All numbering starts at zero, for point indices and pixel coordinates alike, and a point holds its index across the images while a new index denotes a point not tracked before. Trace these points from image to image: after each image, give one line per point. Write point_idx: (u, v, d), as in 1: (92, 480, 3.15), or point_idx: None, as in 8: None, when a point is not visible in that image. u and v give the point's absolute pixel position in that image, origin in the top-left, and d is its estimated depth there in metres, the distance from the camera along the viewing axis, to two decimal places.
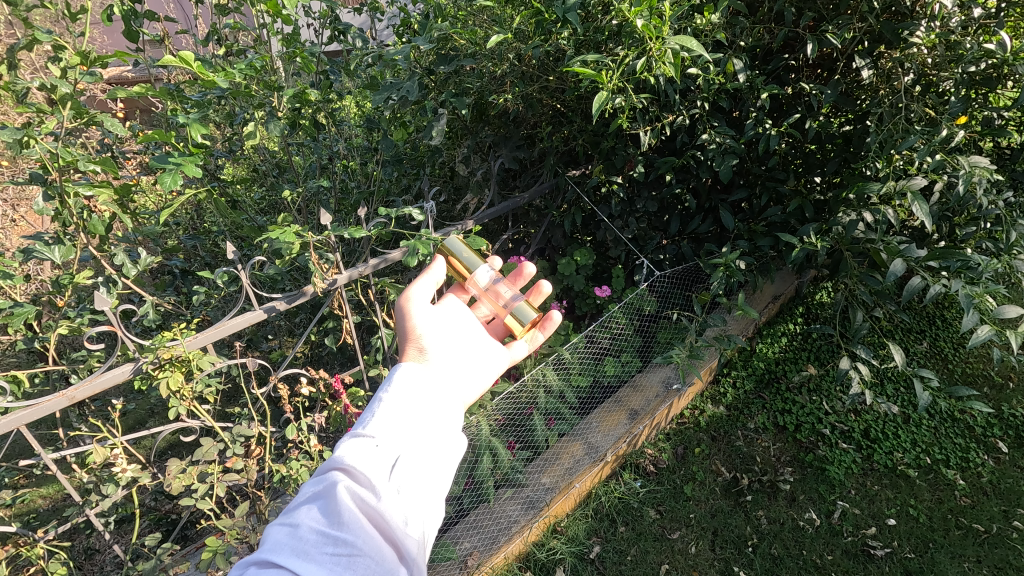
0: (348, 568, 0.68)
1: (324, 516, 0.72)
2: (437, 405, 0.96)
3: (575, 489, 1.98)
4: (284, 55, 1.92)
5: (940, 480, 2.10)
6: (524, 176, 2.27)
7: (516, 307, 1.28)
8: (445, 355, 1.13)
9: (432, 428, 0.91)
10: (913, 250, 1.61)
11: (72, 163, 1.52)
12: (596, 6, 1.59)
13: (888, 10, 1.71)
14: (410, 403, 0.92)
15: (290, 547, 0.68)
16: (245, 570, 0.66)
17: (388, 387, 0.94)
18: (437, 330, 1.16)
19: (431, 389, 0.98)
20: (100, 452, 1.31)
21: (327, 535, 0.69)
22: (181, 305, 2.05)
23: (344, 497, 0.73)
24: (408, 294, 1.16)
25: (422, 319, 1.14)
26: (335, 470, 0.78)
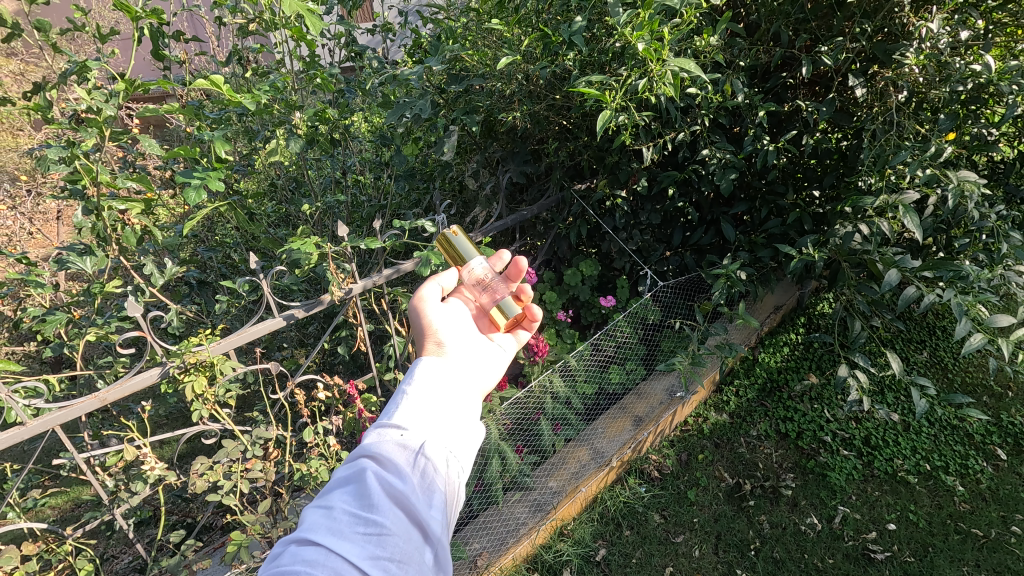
0: (379, 546, 0.73)
1: (355, 499, 0.77)
2: (456, 398, 1.00)
3: (581, 493, 2.04)
4: (303, 76, 2.02)
5: (940, 486, 2.14)
6: (532, 190, 2.35)
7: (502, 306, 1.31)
8: (460, 347, 1.20)
9: (452, 417, 0.97)
10: (907, 260, 1.67)
11: (107, 179, 1.67)
12: (601, 29, 1.68)
13: (880, 32, 1.80)
14: (432, 394, 0.97)
15: (325, 526, 0.73)
16: (285, 547, 0.71)
17: (411, 379, 0.99)
18: (451, 326, 1.23)
19: (451, 382, 1.03)
20: (130, 453, 1.37)
21: (358, 516, 0.75)
22: (201, 313, 2.13)
23: (374, 482, 0.79)
24: (422, 294, 1.25)
25: (436, 316, 1.22)
26: (364, 457, 0.84)
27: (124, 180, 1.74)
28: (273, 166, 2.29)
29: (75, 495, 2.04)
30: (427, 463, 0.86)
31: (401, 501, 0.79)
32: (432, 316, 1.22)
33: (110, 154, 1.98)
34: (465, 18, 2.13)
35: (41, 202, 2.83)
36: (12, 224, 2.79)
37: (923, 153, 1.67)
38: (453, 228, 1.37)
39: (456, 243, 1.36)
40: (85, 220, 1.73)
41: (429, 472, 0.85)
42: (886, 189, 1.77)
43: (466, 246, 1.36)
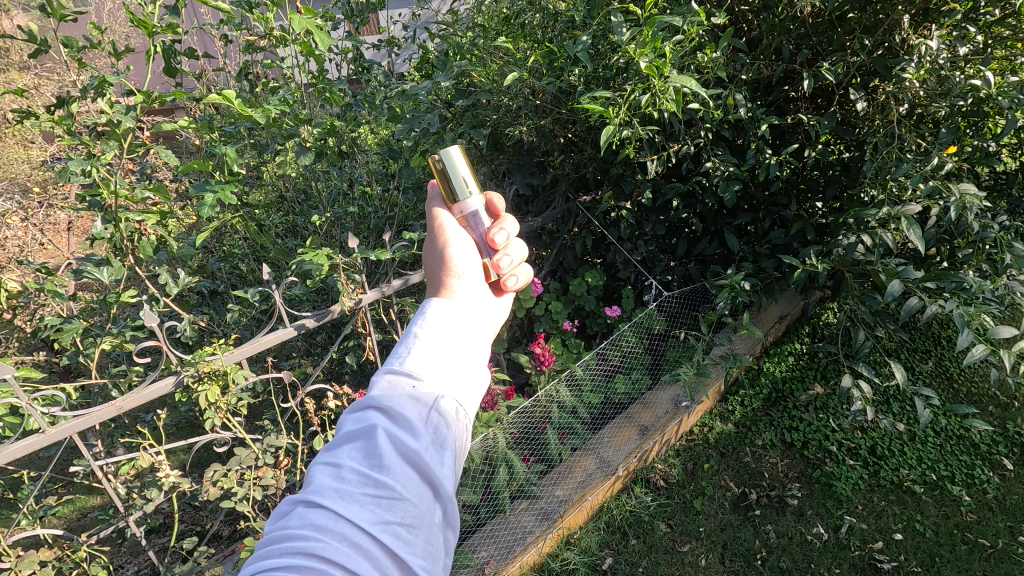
0: (389, 510, 0.68)
1: (364, 457, 0.71)
2: (472, 343, 0.91)
3: (587, 501, 2.05)
4: (314, 91, 2.07)
5: (946, 496, 2.14)
6: (537, 201, 2.39)
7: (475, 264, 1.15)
8: (477, 283, 1.10)
9: (467, 363, 0.88)
10: (909, 271, 1.68)
11: (126, 191, 1.72)
12: (606, 45, 1.72)
13: (881, 47, 1.84)
14: (446, 339, 0.88)
15: (333, 488, 0.68)
16: (293, 507, 0.67)
17: (422, 322, 0.90)
18: (471, 260, 1.13)
19: (466, 323, 0.94)
20: (147, 461, 1.41)
21: (368, 477, 0.69)
22: (211, 324, 2.17)
23: (383, 441, 0.72)
24: (440, 222, 1.17)
25: (455, 250, 1.13)
26: (374, 409, 0.77)
27: (140, 194, 1.79)
28: (282, 178, 2.33)
29: (88, 503, 2.07)
30: (440, 416, 0.78)
31: (413, 461, 0.73)
32: (451, 251, 1.12)
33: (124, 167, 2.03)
34: (471, 34, 2.18)
35: (53, 214, 2.88)
36: (24, 235, 2.84)
37: (924, 166, 1.70)
38: (453, 150, 1.18)
39: (450, 171, 1.19)
40: (103, 232, 1.78)
41: (443, 425, 0.78)
42: (888, 201, 1.80)
43: (460, 178, 1.19)
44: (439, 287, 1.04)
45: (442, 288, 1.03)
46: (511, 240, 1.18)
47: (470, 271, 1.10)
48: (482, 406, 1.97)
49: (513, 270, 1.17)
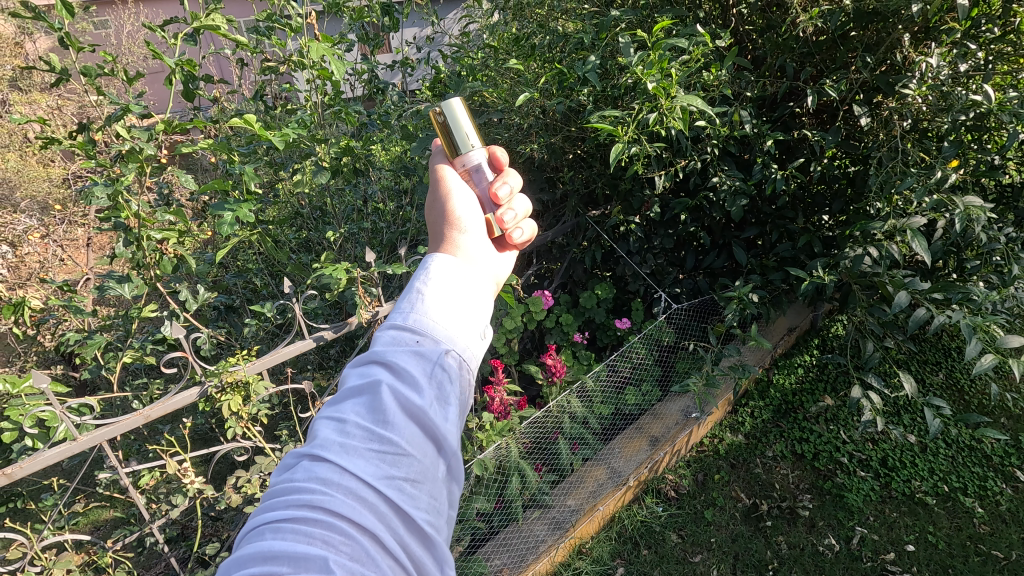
0: (393, 465, 0.68)
1: (368, 412, 0.71)
2: (476, 298, 0.89)
3: (599, 511, 2.07)
4: (330, 112, 2.14)
5: (959, 508, 2.13)
6: (547, 216, 2.44)
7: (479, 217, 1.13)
8: (482, 236, 1.06)
9: (472, 318, 0.86)
10: (916, 282, 1.71)
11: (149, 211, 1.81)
12: (614, 66, 1.78)
13: (883, 65, 1.88)
14: (450, 294, 0.85)
15: (338, 442, 0.68)
16: (299, 461, 0.68)
17: (425, 276, 0.87)
18: (476, 213, 1.10)
19: (471, 277, 0.90)
20: (174, 467, 1.47)
21: (372, 432, 0.69)
22: (229, 337, 2.22)
23: (388, 397, 0.72)
24: (444, 176, 1.15)
25: (458, 202, 1.09)
26: (377, 365, 0.76)
27: (162, 215, 1.86)
28: (298, 196, 2.39)
29: (109, 513, 2.13)
30: (445, 371, 0.77)
31: (417, 417, 0.72)
32: (454, 203, 1.08)
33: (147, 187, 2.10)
34: (482, 55, 2.25)
35: (74, 232, 2.97)
36: (45, 252, 2.93)
37: (928, 179, 1.73)
38: (449, 106, 1.21)
39: (451, 127, 1.22)
40: (127, 250, 1.84)
41: (448, 382, 0.76)
42: (893, 214, 1.82)
43: (461, 133, 1.22)
44: (443, 241, 1.00)
45: (444, 243, 0.99)
46: (514, 194, 1.14)
47: (475, 224, 1.07)
48: (494, 415, 1.97)
49: (519, 223, 1.12)
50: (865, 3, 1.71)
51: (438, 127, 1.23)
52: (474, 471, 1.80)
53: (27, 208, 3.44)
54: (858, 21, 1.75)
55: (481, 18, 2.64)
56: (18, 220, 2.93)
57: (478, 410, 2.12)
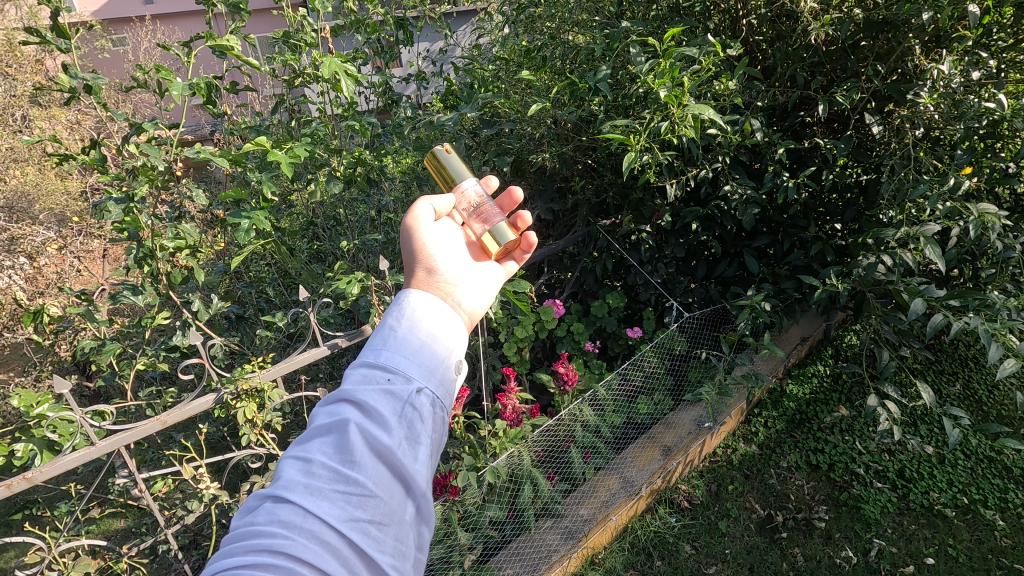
0: (359, 507, 0.69)
1: (335, 452, 0.73)
2: (449, 335, 0.92)
3: (612, 521, 2.06)
4: (343, 123, 2.17)
5: (979, 521, 2.10)
6: (559, 226, 2.46)
7: (494, 227, 1.30)
8: (454, 272, 1.10)
9: (446, 354, 0.89)
10: (932, 290, 1.69)
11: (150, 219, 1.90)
12: (625, 76, 1.80)
13: (894, 73, 1.88)
14: (422, 332, 0.88)
15: (303, 483, 0.70)
16: (262, 502, 0.69)
17: (398, 314, 0.90)
18: (445, 252, 1.12)
19: (446, 314, 0.94)
20: (192, 471, 1.49)
21: (339, 473, 0.71)
22: (242, 346, 2.24)
23: (356, 436, 0.74)
24: (415, 214, 1.14)
25: (428, 240, 1.11)
26: (346, 404, 0.77)
27: (177, 227, 1.89)
28: (312, 206, 2.42)
29: (122, 520, 2.14)
30: (415, 410, 0.79)
31: (385, 457, 0.74)
32: (424, 241, 1.10)
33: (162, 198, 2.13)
34: (494, 67, 2.27)
35: (90, 243, 3.02)
36: (62, 264, 2.98)
37: (941, 187, 1.72)
38: (444, 148, 1.43)
39: (451, 164, 1.43)
40: (144, 260, 1.87)
41: (418, 420, 0.78)
42: (907, 221, 1.82)
43: (460, 168, 1.42)
44: (417, 279, 1.02)
45: (417, 280, 1.01)
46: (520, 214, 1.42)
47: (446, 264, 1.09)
48: (507, 423, 1.97)
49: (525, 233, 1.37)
50: (875, 13, 1.72)
51: (435, 165, 1.42)
52: (486, 479, 1.80)
53: (44, 221, 3.51)
54: (868, 30, 1.77)
55: (492, 31, 2.67)
56: (36, 232, 2.98)
57: (490, 419, 2.12)
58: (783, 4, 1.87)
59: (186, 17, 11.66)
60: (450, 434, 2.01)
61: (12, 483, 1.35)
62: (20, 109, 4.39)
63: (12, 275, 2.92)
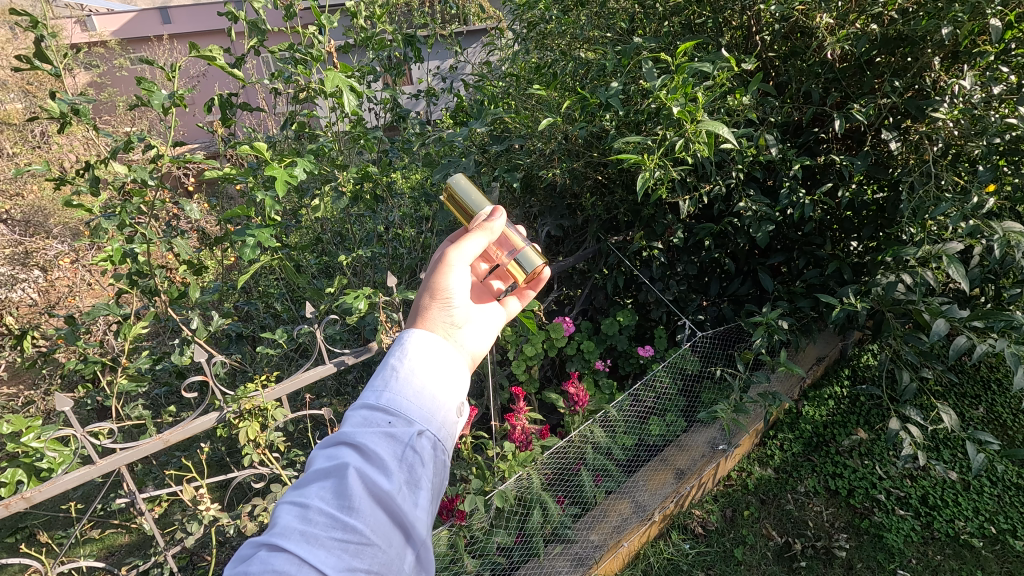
0: (356, 556, 0.66)
1: (333, 497, 0.69)
2: (452, 376, 0.89)
3: (623, 548, 1.99)
4: (350, 138, 2.15)
5: (1008, 552, 2.01)
6: (569, 242, 2.44)
7: (520, 255, 1.28)
8: (466, 311, 1.04)
9: (449, 394, 0.86)
10: (955, 310, 1.60)
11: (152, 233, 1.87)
12: (637, 92, 1.78)
13: (912, 88, 1.86)
14: (426, 372, 0.85)
15: (299, 530, 0.66)
16: (255, 551, 0.65)
17: (401, 352, 0.87)
18: (465, 291, 1.05)
19: (448, 353, 0.91)
20: (194, 491, 1.48)
21: (336, 520, 0.67)
22: (247, 362, 2.21)
23: (355, 481, 0.70)
24: (449, 249, 1.05)
25: (453, 277, 1.02)
26: (346, 446, 0.74)
27: (181, 242, 1.88)
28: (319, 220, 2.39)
29: (121, 540, 2.11)
30: (415, 453, 0.76)
31: (384, 502, 0.70)
32: (448, 278, 1.01)
33: (165, 214, 2.09)
34: (504, 84, 2.27)
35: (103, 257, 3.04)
36: (74, 277, 3.01)
37: (964, 205, 1.67)
38: (461, 176, 1.34)
39: (471, 191, 1.32)
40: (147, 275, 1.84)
41: (419, 464, 0.75)
42: (927, 240, 1.77)
43: (480, 196, 1.32)
44: (429, 322, 0.95)
45: (426, 320, 0.95)
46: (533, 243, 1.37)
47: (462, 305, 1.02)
48: (515, 445, 1.95)
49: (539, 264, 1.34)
50: (891, 29, 1.73)
51: (455, 186, 1.32)
52: (494, 502, 1.75)
53: (58, 235, 3.56)
54: (885, 46, 1.76)
55: (502, 48, 2.67)
56: (49, 245, 3.01)
57: (498, 439, 2.08)
58: (797, 20, 1.84)
59: (203, 37, 11.98)
60: (456, 455, 1.97)
61: (10, 502, 1.33)
62: (40, 125, 4.56)
63: (25, 287, 2.97)
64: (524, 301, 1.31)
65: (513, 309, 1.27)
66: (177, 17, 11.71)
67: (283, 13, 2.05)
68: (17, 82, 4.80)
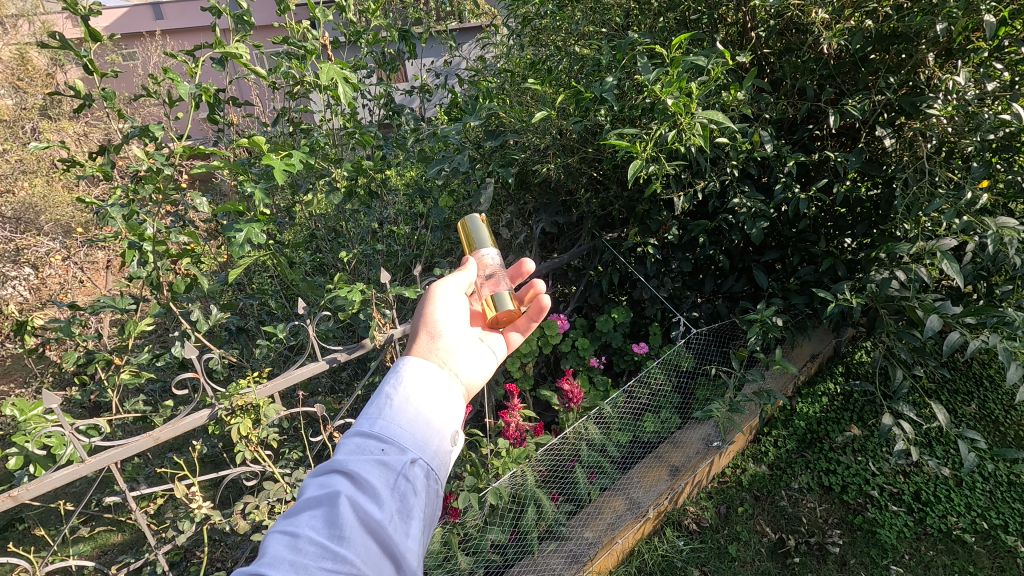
0: None
1: (324, 526, 0.72)
2: (443, 408, 0.96)
3: (617, 545, 1.99)
4: (345, 134, 2.13)
5: (1000, 547, 2.02)
6: (564, 239, 2.44)
7: (496, 294, 1.39)
8: (455, 342, 1.21)
9: (442, 425, 0.93)
10: (948, 306, 1.62)
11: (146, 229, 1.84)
12: (631, 87, 1.77)
13: (905, 85, 1.85)
14: (417, 404, 0.92)
15: (289, 560, 0.68)
16: None
17: (395, 384, 0.95)
18: (451, 324, 1.22)
19: (442, 384, 1.00)
20: (183, 491, 1.46)
21: (326, 548, 0.70)
22: (242, 359, 2.20)
23: (348, 509, 0.74)
24: (434, 287, 1.24)
25: (438, 311, 1.21)
26: (339, 476, 0.78)
27: (174, 237, 1.86)
28: (314, 217, 2.38)
29: (114, 539, 2.09)
30: (407, 483, 0.81)
31: (375, 531, 0.74)
32: (433, 313, 1.20)
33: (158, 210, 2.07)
34: (499, 80, 2.26)
35: (95, 253, 3.01)
36: (65, 274, 2.98)
37: (958, 201, 1.68)
38: (476, 216, 1.52)
39: (475, 232, 1.50)
40: (138, 270, 1.82)
41: (410, 493, 0.81)
42: (921, 236, 1.77)
43: (481, 237, 1.49)
44: (415, 346, 1.12)
45: (416, 345, 1.12)
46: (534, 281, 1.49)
47: (447, 335, 1.19)
48: (509, 442, 1.96)
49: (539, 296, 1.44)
50: (886, 25, 1.72)
51: (463, 227, 1.51)
52: (488, 500, 1.74)
53: (49, 232, 3.52)
54: (880, 43, 1.76)
55: (496, 43, 2.65)
56: (40, 242, 2.99)
57: (492, 436, 2.08)
58: (791, 16, 1.84)
59: (196, 34, 11.90)
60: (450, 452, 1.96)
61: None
62: (31, 122, 4.52)
63: (16, 285, 2.93)
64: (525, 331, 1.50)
65: (515, 340, 1.47)
66: (169, 13, 11.61)
67: (277, 7, 2.03)
68: (6, 78, 4.79)
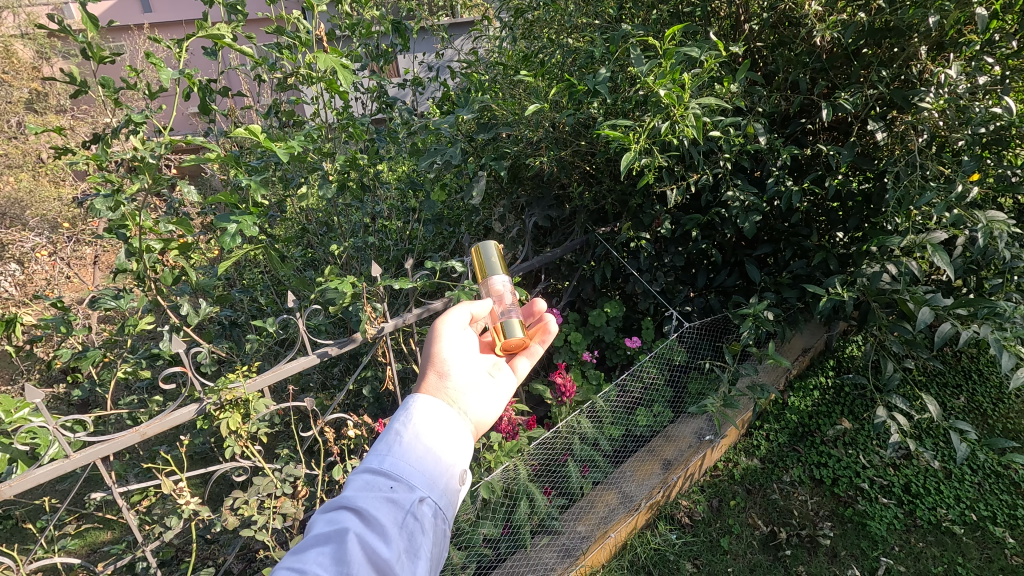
0: None
1: (332, 563, 0.74)
2: (452, 444, 0.97)
3: (610, 539, 1.99)
4: (336, 127, 2.11)
5: (989, 538, 2.04)
6: (557, 234, 2.43)
7: (507, 321, 1.38)
8: (465, 380, 1.16)
9: (451, 461, 0.94)
10: (940, 298, 1.60)
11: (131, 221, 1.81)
12: (624, 79, 1.75)
13: (897, 79, 1.87)
14: (427, 439, 0.94)
15: None
16: None
17: (405, 418, 0.96)
18: (459, 361, 1.19)
19: (451, 420, 1.01)
20: (167, 486, 1.43)
21: None
22: (232, 353, 2.18)
23: (355, 547, 0.76)
24: (441, 322, 1.22)
25: (446, 349, 1.18)
26: (347, 512, 0.80)
27: (162, 230, 1.84)
28: (305, 211, 2.36)
29: (102, 536, 2.07)
30: (415, 521, 0.83)
31: (382, 570, 0.76)
32: (441, 350, 1.17)
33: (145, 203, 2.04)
34: (491, 73, 2.25)
35: (82, 249, 2.98)
36: (52, 269, 2.95)
37: (948, 194, 1.68)
38: (489, 242, 1.51)
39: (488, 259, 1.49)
40: (126, 263, 1.79)
41: (418, 532, 0.82)
42: (912, 229, 1.77)
43: (494, 264, 1.48)
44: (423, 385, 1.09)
45: (426, 384, 1.09)
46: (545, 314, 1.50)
47: (456, 372, 1.15)
48: (503, 436, 1.96)
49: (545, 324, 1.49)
50: (878, 19, 1.71)
51: (476, 254, 1.50)
52: (481, 494, 1.74)
53: (35, 227, 3.49)
54: (871, 36, 1.76)
55: (489, 37, 2.63)
56: (26, 237, 2.94)
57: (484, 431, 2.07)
58: (784, 9, 1.84)
59: (184, 27, 11.79)
60: None
61: None
62: (17, 116, 4.48)
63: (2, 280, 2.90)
64: (534, 359, 1.43)
65: (524, 370, 1.40)
66: (157, 5, 11.50)
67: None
68: None
